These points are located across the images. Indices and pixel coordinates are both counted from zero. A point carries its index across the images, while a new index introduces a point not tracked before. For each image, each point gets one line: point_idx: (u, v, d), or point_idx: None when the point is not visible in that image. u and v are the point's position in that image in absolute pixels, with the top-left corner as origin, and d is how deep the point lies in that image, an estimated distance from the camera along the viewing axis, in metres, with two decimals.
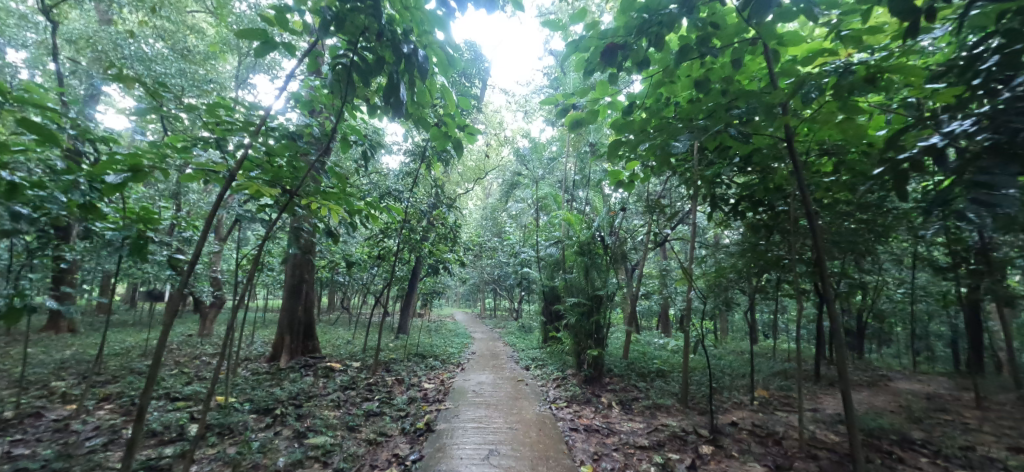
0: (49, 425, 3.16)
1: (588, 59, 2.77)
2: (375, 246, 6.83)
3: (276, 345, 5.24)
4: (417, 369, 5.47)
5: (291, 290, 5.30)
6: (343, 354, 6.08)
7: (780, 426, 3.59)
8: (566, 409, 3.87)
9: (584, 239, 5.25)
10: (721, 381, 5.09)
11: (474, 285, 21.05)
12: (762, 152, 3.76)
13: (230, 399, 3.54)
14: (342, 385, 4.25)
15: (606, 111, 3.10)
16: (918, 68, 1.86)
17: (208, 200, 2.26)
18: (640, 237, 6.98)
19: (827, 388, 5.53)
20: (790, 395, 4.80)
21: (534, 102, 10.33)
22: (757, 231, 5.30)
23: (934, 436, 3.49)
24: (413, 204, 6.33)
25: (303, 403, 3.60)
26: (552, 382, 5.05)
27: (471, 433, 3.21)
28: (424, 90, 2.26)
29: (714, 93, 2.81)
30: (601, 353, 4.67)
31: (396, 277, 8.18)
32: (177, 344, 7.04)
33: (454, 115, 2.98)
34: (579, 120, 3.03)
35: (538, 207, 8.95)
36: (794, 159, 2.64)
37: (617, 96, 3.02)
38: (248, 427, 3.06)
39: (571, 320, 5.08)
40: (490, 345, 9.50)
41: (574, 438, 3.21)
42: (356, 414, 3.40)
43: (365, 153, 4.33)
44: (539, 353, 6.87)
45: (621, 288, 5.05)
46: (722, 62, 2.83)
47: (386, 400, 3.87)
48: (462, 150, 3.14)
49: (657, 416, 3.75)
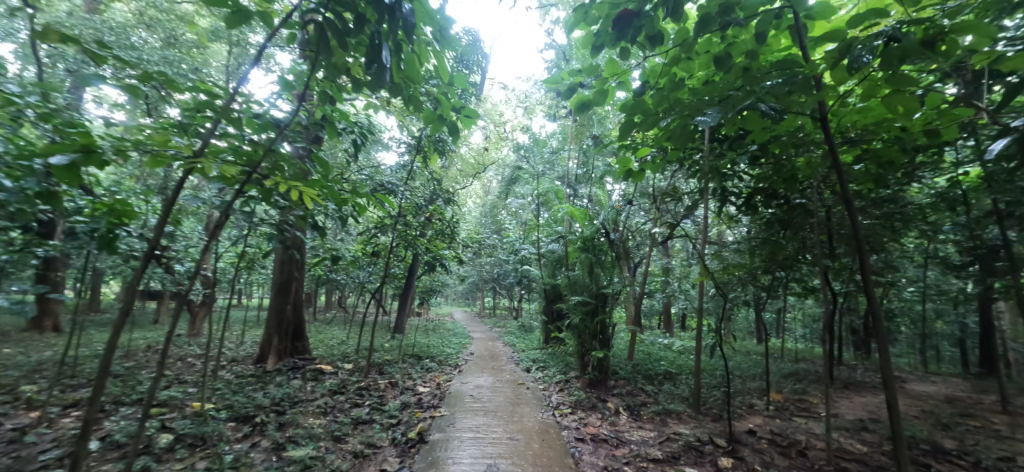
0: (4, 436, 2.89)
1: (597, 31, 2.50)
2: (369, 242, 6.57)
3: (263, 347, 4.96)
4: (412, 371, 5.19)
5: (279, 288, 5.03)
6: (335, 355, 5.82)
7: (801, 434, 3.34)
8: (570, 416, 3.61)
9: (588, 234, 4.98)
10: (733, 385, 4.84)
11: (473, 283, 20.79)
12: (782, 140, 3.50)
13: (207, 406, 3.28)
14: (331, 390, 3.99)
15: (616, 92, 2.84)
16: (988, 26, 1.62)
17: (169, 192, 2.00)
18: (644, 233, 6.72)
19: (843, 391, 5.27)
20: (806, 400, 4.55)
21: (535, 96, 10.04)
22: (771, 226, 5.03)
23: (968, 445, 3.25)
24: (408, 198, 6.06)
25: (287, 410, 3.33)
26: (555, 385, 4.79)
27: (468, 445, 2.93)
28: (414, 57, 2.06)
29: (735, 70, 2.55)
30: (606, 355, 4.40)
31: (391, 275, 7.90)
32: (162, 345, 6.75)
33: (451, 95, 2.73)
34: (585, 103, 2.79)
35: (539, 203, 8.67)
36: (827, 140, 2.39)
37: (628, 75, 2.75)
38: (223, 438, 2.81)
39: (574, 320, 4.80)
40: (488, 345, 9.24)
41: (581, 450, 2.95)
42: (343, 423, 3.13)
43: (356, 142, 4.05)
44: (540, 354, 6.61)
45: (627, 286, 4.78)
46: (744, 36, 2.57)
47: (377, 406, 3.60)
48: (459, 135, 2.88)
49: (668, 424, 3.50)
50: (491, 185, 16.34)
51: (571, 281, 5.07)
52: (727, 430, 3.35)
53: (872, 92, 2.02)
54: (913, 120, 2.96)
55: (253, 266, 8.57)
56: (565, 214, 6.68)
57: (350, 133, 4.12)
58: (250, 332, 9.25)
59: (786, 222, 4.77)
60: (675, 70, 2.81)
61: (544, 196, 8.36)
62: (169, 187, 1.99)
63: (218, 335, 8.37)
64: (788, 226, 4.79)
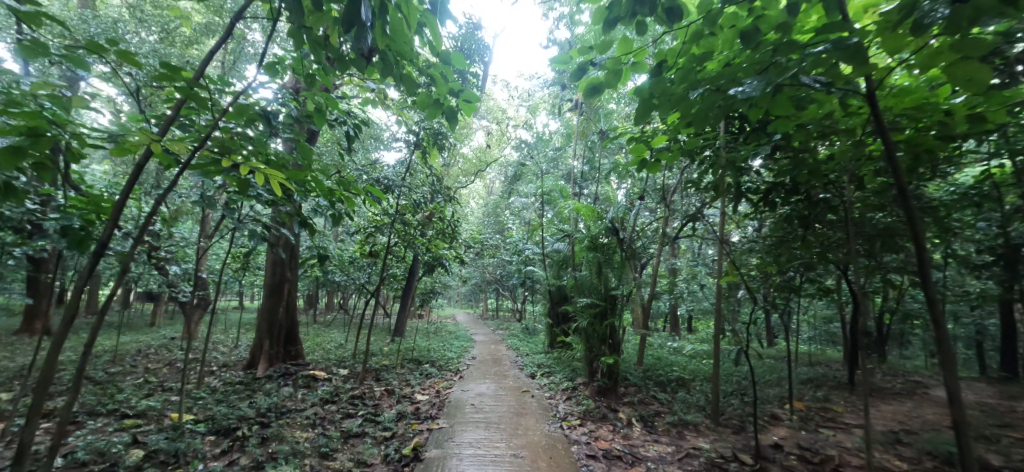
0: None
1: (610, 4, 2.23)
2: (367, 242, 6.32)
3: (254, 352, 4.71)
4: (410, 377, 4.93)
5: (271, 291, 4.78)
6: (331, 360, 5.57)
7: (832, 449, 3.06)
8: (579, 429, 3.34)
9: (596, 232, 4.70)
10: (750, 393, 4.56)
11: (475, 284, 20.53)
12: (809, 129, 3.23)
13: (186, 418, 3.03)
14: (323, 398, 3.73)
15: (631, 74, 2.57)
16: None
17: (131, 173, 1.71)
18: (653, 232, 6.44)
19: (866, 398, 4.98)
20: (830, 409, 4.27)
21: (538, 93, 9.78)
22: (790, 224, 4.75)
23: (1017, 461, 2.98)
24: (406, 196, 5.81)
25: (273, 423, 3.08)
26: (562, 393, 4.52)
27: (468, 464, 2.66)
28: (402, 21, 1.87)
29: (765, 46, 2.27)
30: (616, 361, 4.13)
31: (390, 276, 7.66)
32: (154, 349, 6.52)
33: (449, 79, 2.50)
34: (596, 86, 2.55)
35: (542, 201, 8.39)
36: (876, 121, 2.11)
37: (644, 54, 2.49)
38: (199, 456, 2.56)
39: (582, 324, 4.51)
40: (491, 349, 8.93)
41: (593, 469, 2.68)
42: (332, 437, 2.88)
43: (348, 134, 3.80)
44: (545, 358, 6.34)
45: (637, 288, 4.51)
46: (774, 8, 2.28)
47: (371, 417, 3.34)
48: (458, 122, 2.64)
49: (685, 437, 3.24)
50: (493, 185, 16.11)
51: (579, 282, 4.79)
52: (750, 444, 3.07)
53: (932, 63, 1.76)
54: (958, 104, 2.68)
55: (249, 267, 8.34)
56: (570, 212, 6.42)
57: (339, 125, 3.85)
58: (248, 335, 9.03)
59: (807, 220, 4.48)
60: (693, 50, 2.53)
61: (548, 196, 8.08)
62: (130, 168, 1.70)
63: (213, 338, 8.14)
64: (809, 224, 4.50)
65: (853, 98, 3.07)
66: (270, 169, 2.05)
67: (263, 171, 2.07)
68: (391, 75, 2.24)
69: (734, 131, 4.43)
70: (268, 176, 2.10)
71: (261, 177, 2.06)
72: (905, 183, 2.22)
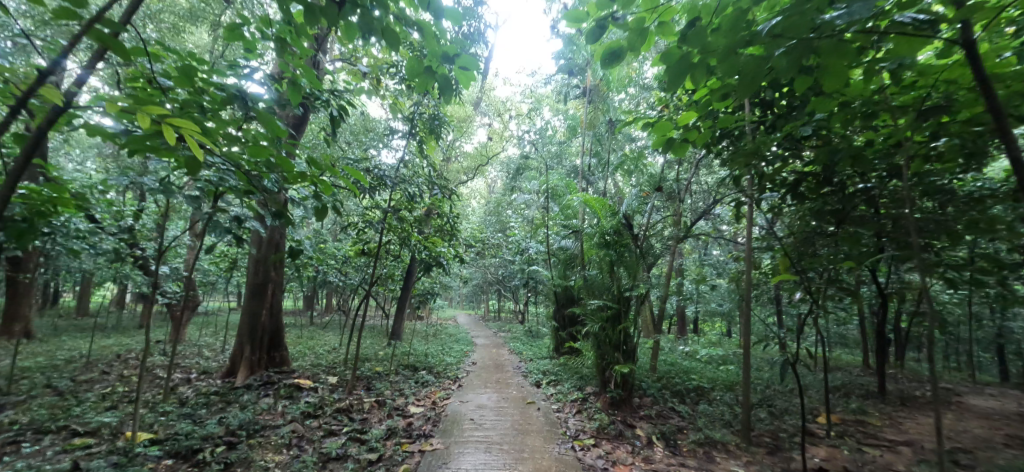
0: None
1: None
2: (359, 240, 5.91)
3: (234, 359, 4.33)
4: (404, 385, 4.53)
5: (253, 291, 4.41)
6: (321, 366, 5.16)
7: None
8: (594, 450, 2.94)
9: (608, 227, 4.30)
10: (776, 404, 4.16)
11: (477, 284, 20.09)
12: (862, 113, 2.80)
13: (144, 438, 2.65)
14: (304, 412, 3.34)
15: (656, 40, 2.19)
16: None
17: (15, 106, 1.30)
18: (665, 228, 6.03)
19: (900, 408, 4.58)
20: (867, 424, 3.88)
21: (541, 88, 9.40)
22: (820, 218, 4.34)
23: None
24: (401, 189, 5.41)
25: (241, 444, 2.70)
26: (571, 405, 4.11)
27: None
28: None
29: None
30: (631, 370, 3.73)
31: (386, 277, 7.26)
32: (134, 353, 6.14)
33: (441, 42, 2.13)
34: (614, 52, 2.19)
35: (546, 198, 7.98)
36: (982, 80, 1.69)
37: (668, 14, 2.09)
38: None
39: (592, 328, 4.08)
40: (492, 353, 8.52)
41: None
42: (308, 461, 2.50)
43: (334, 118, 3.42)
44: (549, 364, 5.92)
45: (653, 288, 4.10)
46: None
47: (356, 435, 2.95)
48: (454, 92, 2.24)
49: (715, 459, 2.85)
50: (495, 183, 15.69)
51: (589, 282, 4.42)
52: (791, 468, 2.68)
53: None
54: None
55: (239, 266, 7.96)
56: (577, 208, 6.02)
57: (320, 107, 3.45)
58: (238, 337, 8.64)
59: (841, 214, 4.06)
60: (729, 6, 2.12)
61: (552, 192, 7.68)
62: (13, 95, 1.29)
63: (201, 341, 7.77)
64: (843, 218, 4.08)
65: (910, 70, 2.68)
66: (188, 122, 1.48)
67: (187, 130, 1.53)
68: (375, 31, 1.93)
69: (760, 116, 4.04)
70: (199, 139, 1.59)
71: (188, 139, 1.54)
72: (1021, 157, 1.72)
